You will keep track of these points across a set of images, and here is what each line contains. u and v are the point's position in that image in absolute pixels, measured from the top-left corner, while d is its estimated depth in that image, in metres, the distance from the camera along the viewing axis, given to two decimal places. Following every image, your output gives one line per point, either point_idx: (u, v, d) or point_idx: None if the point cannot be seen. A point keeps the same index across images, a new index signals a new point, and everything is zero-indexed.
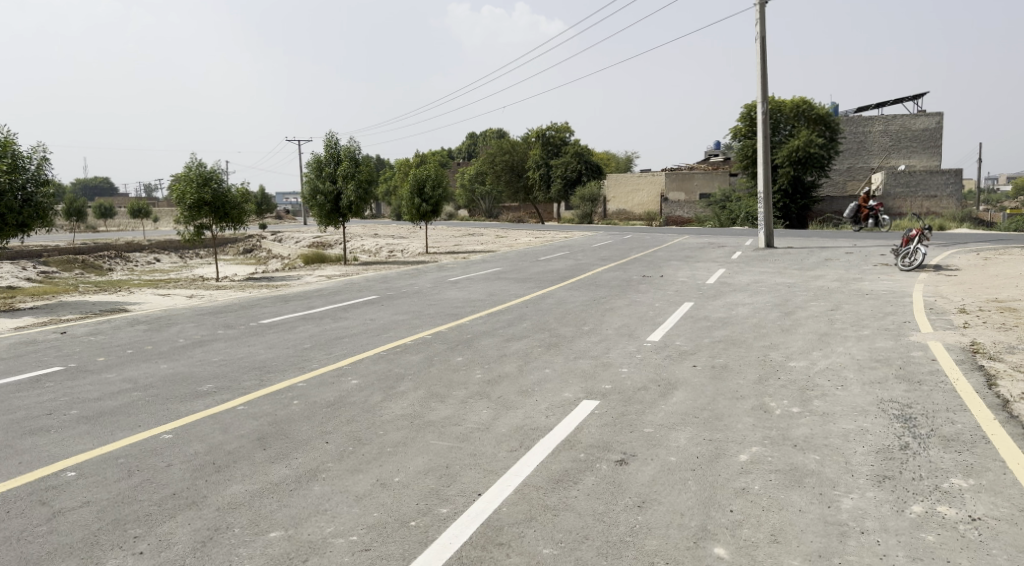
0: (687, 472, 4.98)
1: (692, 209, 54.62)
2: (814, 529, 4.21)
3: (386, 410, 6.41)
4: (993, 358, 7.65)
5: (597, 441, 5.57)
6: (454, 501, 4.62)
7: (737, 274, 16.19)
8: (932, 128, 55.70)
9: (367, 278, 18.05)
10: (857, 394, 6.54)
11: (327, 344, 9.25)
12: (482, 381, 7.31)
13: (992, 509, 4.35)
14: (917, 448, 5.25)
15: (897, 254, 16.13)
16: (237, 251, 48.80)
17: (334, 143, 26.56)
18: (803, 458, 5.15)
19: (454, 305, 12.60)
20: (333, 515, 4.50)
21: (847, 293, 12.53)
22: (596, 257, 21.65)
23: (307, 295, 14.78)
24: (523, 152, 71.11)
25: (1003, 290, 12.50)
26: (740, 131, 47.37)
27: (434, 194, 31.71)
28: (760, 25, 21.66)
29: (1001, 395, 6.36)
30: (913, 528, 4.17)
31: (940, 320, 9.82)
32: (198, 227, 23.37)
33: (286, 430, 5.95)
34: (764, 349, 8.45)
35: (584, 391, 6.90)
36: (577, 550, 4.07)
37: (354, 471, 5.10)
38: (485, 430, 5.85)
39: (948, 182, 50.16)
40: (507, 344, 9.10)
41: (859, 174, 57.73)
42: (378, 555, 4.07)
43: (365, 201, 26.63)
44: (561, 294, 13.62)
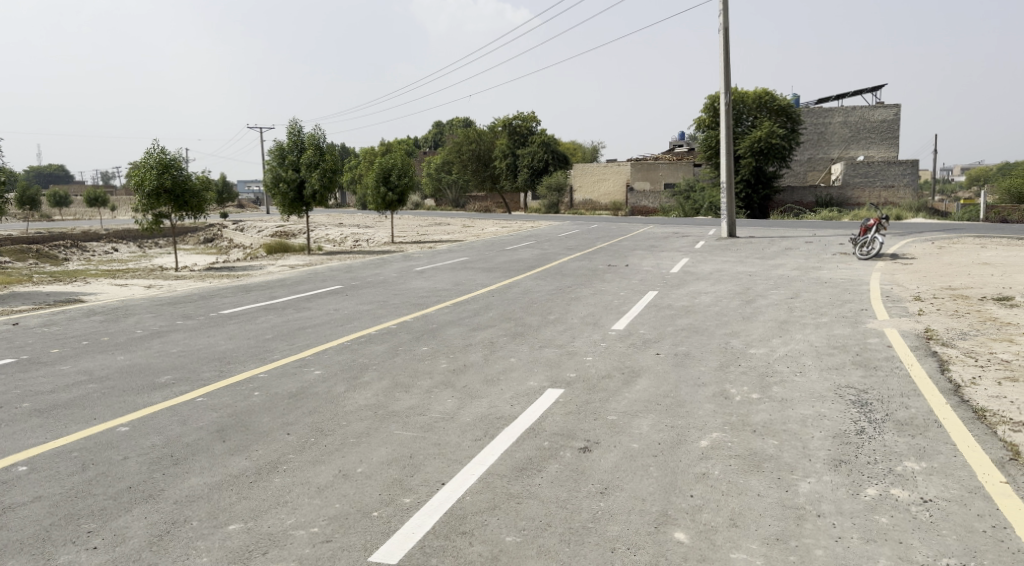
0: (649, 458, 5.02)
1: (656, 199, 55.14)
2: (772, 513, 4.28)
3: (349, 400, 6.35)
4: (946, 344, 7.85)
5: (561, 429, 5.60)
6: (417, 490, 4.60)
7: (700, 263, 16.43)
8: (890, 120, 56.85)
9: (332, 268, 17.85)
10: (815, 380, 6.67)
11: (290, 335, 9.13)
12: (447, 371, 7.28)
13: (943, 491, 4.47)
14: (872, 432, 5.37)
15: (855, 243, 16.41)
16: (197, 240, 47.87)
17: (298, 130, 26.17)
18: (762, 443, 5.23)
19: (420, 294, 12.55)
20: (294, 507, 4.44)
21: (806, 282, 12.76)
22: (562, 247, 21.70)
23: (269, 284, 14.56)
24: (490, 141, 70.04)
25: (957, 278, 12.80)
26: (704, 121, 47.94)
27: (400, 183, 31.41)
28: (723, 16, 21.82)
29: (953, 380, 6.52)
30: (867, 511, 4.26)
31: (896, 307, 10.08)
32: (157, 216, 22.87)
33: (245, 422, 5.87)
34: (726, 337, 8.56)
35: (549, 380, 6.92)
36: (540, 537, 4.08)
37: (315, 463, 5.04)
38: (449, 420, 5.83)
39: (905, 172, 51.31)
40: (472, 333, 9.08)
41: (819, 165, 58.59)
42: (339, 546, 4.03)
43: (329, 189, 26.24)
44: (528, 284, 13.67)
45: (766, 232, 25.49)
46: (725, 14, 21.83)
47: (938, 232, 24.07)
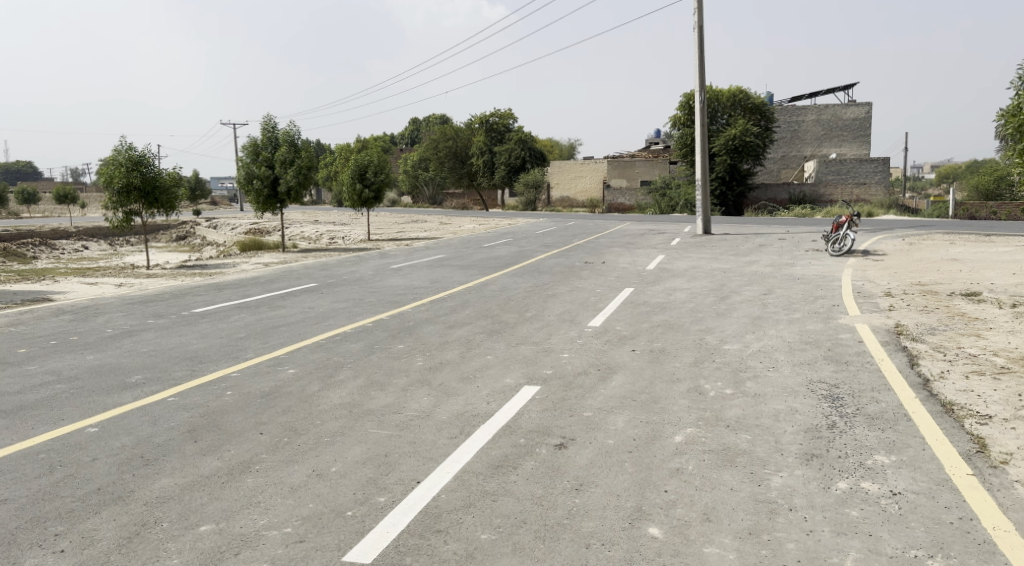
0: (624, 454, 5.05)
1: (633, 196, 55.38)
2: (745, 507, 4.31)
3: (324, 399, 6.30)
4: (916, 339, 7.98)
5: (537, 426, 5.60)
6: (392, 489, 4.58)
7: (676, 259, 16.55)
8: (861, 118, 57.35)
9: (307, 266, 17.73)
10: (787, 375, 6.75)
11: (263, 334, 9.04)
12: (423, 369, 7.26)
13: (912, 483, 4.54)
14: (843, 427, 5.44)
15: (827, 239, 16.62)
16: (170, 237, 47.26)
17: (272, 126, 25.91)
18: (735, 438, 5.27)
19: (397, 291, 12.50)
20: (266, 507, 4.40)
21: (779, 278, 12.90)
22: (540, 244, 21.76)
23: (242, 282, 14.41)
24: (467, 138, 69.80)
25: (926, 274, 13.01)
26: (680, 119, 48.30)
27: (376, 179, 31.25)
28: (698, 14, 21.98)
29: (923, 374, 6.64)
30: (838, 505, 4.31)
31: (867, 302, 10.23)
32: (127, 213, 22.51)
33: (218, 422, 5.80)
34: (701, 333, 8.63)
35: (526, 377, 6.92)
36: (515, 534, 4.07)
37: (289, 462, 4.99)
38: (425, 418, 5.81)
39: (876, 169, 51.74)
40: (450, 331, 9.06)
41: (793, 162, 59.51)
42: (313, 547, 3.99)
43: (304, 187, 26.03)
44: (505, 281, 13.67)
45: (732, 232, 24.29)
46: (700, 13, 21.97)
47: (910, 232, 22.78)
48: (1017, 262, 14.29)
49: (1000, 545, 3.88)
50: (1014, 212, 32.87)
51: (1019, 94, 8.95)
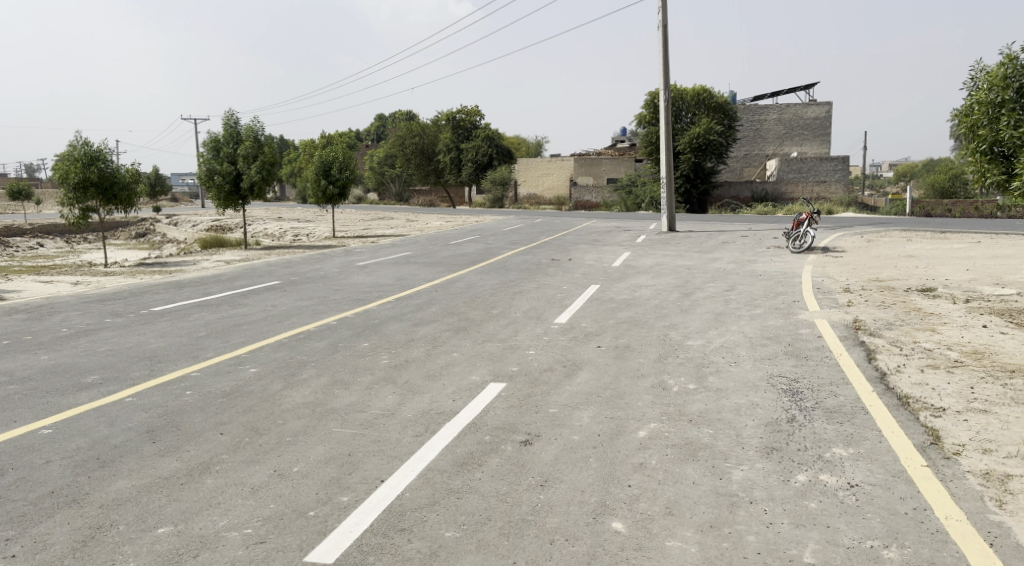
0: (589, 450, 5.07)
1: (599, 194, 55.70)
2: (706, 500, 4.37)
3: (286, 399, 6.22)
4: (873, 334, 8.16)
5: (502, 422, 5.60)
6: (355, 489, 4.54)
7: (641, 256, 16.69)
8: (821, 117, 58.49)
9: (270, 263, 17.50)
10: (749, 370, 6.85)
11: (225, 332, 8.90)
12: (388, 367, 7.22)
13: (869, 475, 4.64)
14: (802, 420, 5.54)
15: (788, 237, 16.88)
16: (129, 234, 46.22)
17: (234, 121, 25.48)
18: (697, 432, 5.34)
19: (362, 289, 12.39)
20: (227, 508, 4.33)
21: (742, 275, 13.07)
22: (507, 241, 21.82)
23: (203, 280, 14.15)
24: (433, 135, 69.49)
25: (884, 270, 13.29)
26: (646, 117, 48.65)
27: (341, 176, 30.94)
28: (662, 13, 22.16)
29: (879, 368, 6.80)
30: (797, 497, 4.39)
31: (827, 298, 10.42)
32: (83, 210, 21.95)
33: (177, 422, 5.69)
34: (665, 329, 8.71)
35: (491, 374, 6.92)
36: (479, 531, 4.07)
37: (249, 463, 4.92)
38: (390, 416, 5.77)
39: (836, 168, 52.21)
40: (415, 329, 9.01)
41: (755, 160, 60.37)
42: (274, 547, 3.94)
43: (267, 183, 25.68)
44: (471, 278, 13.64)
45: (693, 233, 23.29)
46: (665, 12, 22.16)
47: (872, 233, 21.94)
48: (969, 259, 14.68)
49: (952, 534, 3.98)
50: (967, 210, 33.71)
51: (971, 95, 9.22)
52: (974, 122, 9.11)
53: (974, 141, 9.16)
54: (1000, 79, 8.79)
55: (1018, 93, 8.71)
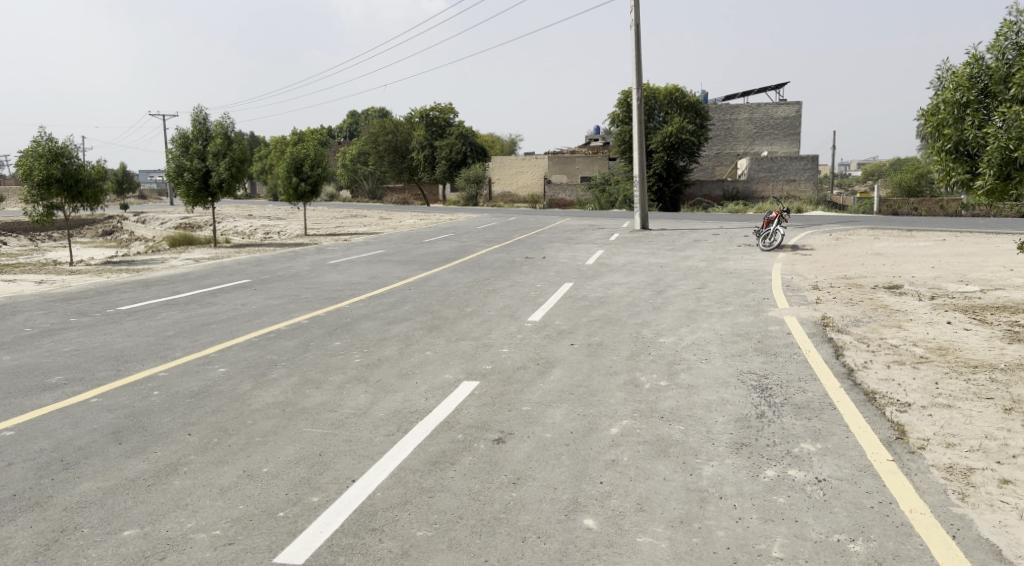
0: (562, 447, 5.09)
1: (573, 192, 55.88)
2: (677, 496, 4.40)
3: (256, 399, 6.14)
4: (841, 330, 8.29)
5: (475, 421, 5.59)
6: (325, 489, 4.50)
7: (614, 254, 16.79)
8: (791, 116, 59.28)
9: (241, 261, 17.29)
10: (719, 367, 6.92)
11: (194, 331, 8.78)
12: (360, 365, 7.17)
13: (836, 470, 4.71)
14: (771, 416, 5.60)
15: (758, 235, 17.09)
16: (96, 232, 45.32)
17: (203, 118, 25.11)
18: (669, 429, 5.38)
19: (334, 287, 12.30)
20: (194, 510, 4.27)
21: (713, 273, 13.20)
22: (480, 239, 21.80)
23: (172, 279, 13.92)
24: (406, 132, 69.17)
25: (852, 268, 13.51)
26: (619, 116, 48.86)
27: (313, 173, 30.67)
28: (635, 12, 22.27)
29: (847, 364, 6.91)
30: (766, 492, 4.44)
31: (796, 295, 10.56)
32: (47, 208, 21.47)
33: (144, 423, 5.60)
34: (637, 327, 8.76)
35: (464, 372, 6.91)
36: (451, 530, 4.06)
37: (218, 463, 4.85)
38: (362, 415, 5.74)
39: (805, 166, 52.89)
40: (388, 327, 8.96)
41: (727, 160, 60.96)
42: (242, 548, 3.90)
43: (237, 180, 25.36)
44: (444, 276, 13.60)
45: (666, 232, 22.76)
46: (636, 10, 22.25)
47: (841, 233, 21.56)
48: (934, 257, 14.95)
49: (917, 527, 4.05)
50: (933, 208, 34.37)
51: (938, 94, 9.40)
52: (940, 121, 9.28)
53: (941, 140, 9.36)
54: (965, 79, 8.97)
55: (982, 93, 8.91)
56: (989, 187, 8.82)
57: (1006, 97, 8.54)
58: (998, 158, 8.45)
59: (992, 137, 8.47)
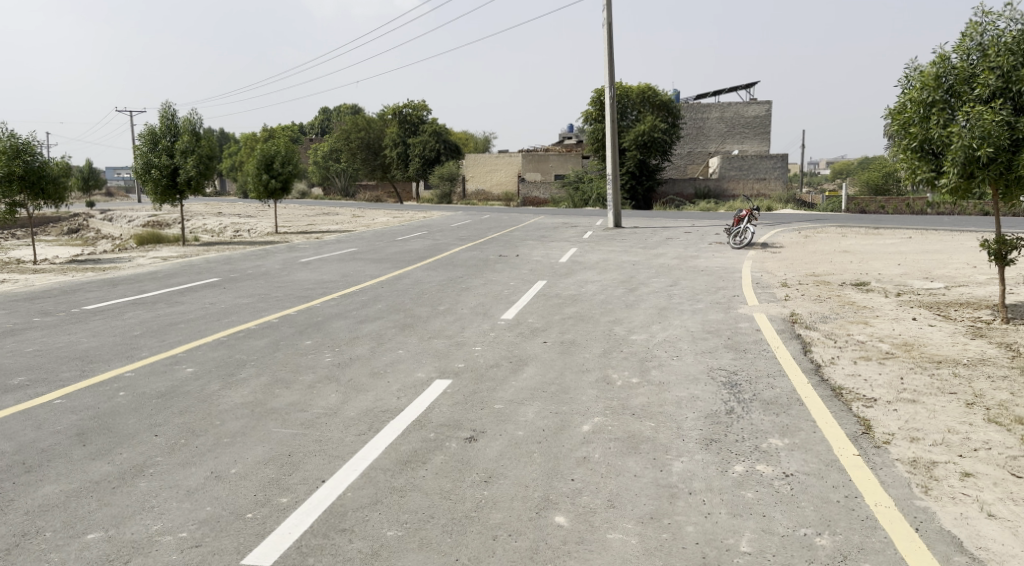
0: (534, 445, 5.10)
1: (547, 190, 55.95)
2: (647, 492, 4.44)
3: (224, 399, 6.06)
4: (809, 327, 8.41)
5: (447, 419, 5.58)
6: (295, 490, 4.46)
7: (587, 252, 16.85)
8: (762, 115, 60.00)
9: (210, 259, 17.04)
10: (690, 364, 6.98)
11: (161, 331, 8.65)
12: (331, 365, 7.12)
13: (803, 465, 4.78)
14: (740, 412, 5.67)
15: (729, 233, 17.27)
16: (61, 230, 44.40)
17: (171, 114, 24.73)
18: (639, 426, 5.41)
19: (305, 286, 12.19)
20: (161, 512, 4.21)
21: (685, 270, 13.31)
22: (454, 237, 21.78)
23: (139, 278, 13.68)
24: (380, 130, 68.69)
25: (820, 265, 13.72)
26: (591, 114, 49.05)
27: (284, 170, 30.36)
28: (608, 11, 22.37)
29: (814, 360, 7.02)
30: (734, 487, 4.49)
31: (765, 292, 10.70)
32: (9, 205, 20.98)
33: (109, 425, 5.49)
34: (610, 324, 8.80)
35: (437, 370, 6.90)
36: (422, 529, 4.05)
37: (185, 465, 4.79)
38: (332, 415, 5.69)
39: (775, 165, 53.59)
40: (360, 326, 8.91)
41: (699, 158, 61.49)
42: (209, 551, 3.85)
43: (206, 177, 25.01)
44: (418, 274, 13.55)
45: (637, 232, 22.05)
46: (608, 9, 22.36)
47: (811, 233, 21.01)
48: (900, 254, 15.21)
49: (881, 520, 4.13)
50: (899, 206, 35.04)
51: (904, 93, 9.49)
52: (906, 120, 9.41)
53: (906, 139, 9.44)
54: (931, 79, 9.07)
55: (947, 93, 9.06)
56: (952, 186, 9.07)
57: (969, 98, 8.83)
58: (962, 157, 8.72)
59: (956, 136, 8.73)
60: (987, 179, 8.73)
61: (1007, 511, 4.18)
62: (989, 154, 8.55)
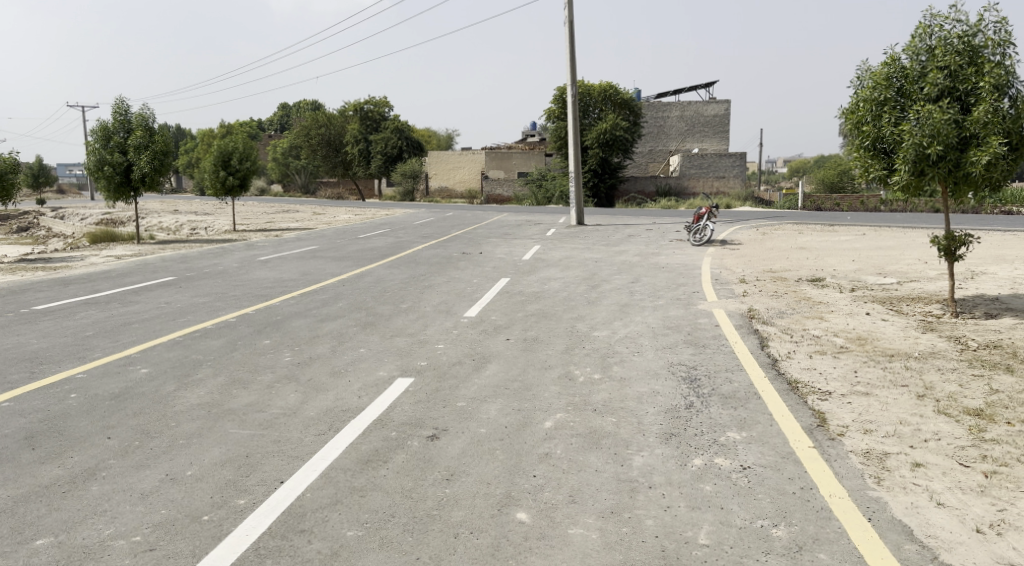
0: (495, 442, 5.10)
1: (511, 187, 56.01)
2: (608, 487, 4.47)
3: (180, 400, 5.94)
4: (766, 322, 8.56)
5: (409, 418, 5.55)
6: (253, 491, 4.40)
7: (550, 249, 16.92)
8: (721, 114, 60.86)
9: (166, 258, 16.67)
10: (651, 359, 7.06)
11: (115, 331, 8.43)
12: (290, 364, 7.02)
13: (760, 457, 4.87)
14: (699, 406, 5.75)
15: (690, 230, 17.49)
16: (9, 228, 42.98)
17: (124, 109, 24.12)
18: (601, 421, 5.45)
19: (264, 285, 12.00)
20: (114, 516, 4.11)
21: (646, 267, 13.44)
22: (416, 234, 21.62)
23: (91, 277, 13.31)
24: (341, 126, 67.91)
25: (777, 262, 13.96)
26: (554, 113, 49.20)
27: (242, 167, 29.83)
28: (568, 9, 22.47)
29: (771, 354, 7.14)
30: (693, 480, 4.55)
31: (724, 289, 10.86)
32: None
33: (59, 427, 5.34)
34: (572, 321, 8.84)
35: (399, 369, 6.86)
36: (382, 529, 4.02)
37: (139, 467, 4.68)
38: (291, 415, 5.62)
39: (734, 163, 54.41)
40: (320, 324, 8.80)
41: (659, 157, 62.10)
42: (164, 554, 3.77)
43: (161, 173, 24.47)
44: (380, 272, 13.44)
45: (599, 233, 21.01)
46: (569, 8, 22.44)
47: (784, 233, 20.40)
48: (854, 251, 15.54)
49: (836, 511, 4.22)
50: (853, 204, 35.84)
51: (856, 93, 9.70)
52: (859, 119, 9.59)
53: (859, 138, 9.64)
54: (883, 79, 9.29)
55: (897, 93, 9.30)
56: (904, 183, 9.30)
57: (919, 97, 9.07)
58: (913, 154, 8.94)
59: (908, 134, 8.95)
60: (937, 177, 8.98)
61: (955, 499, 4.31)
62: (939, 152, 8.78)
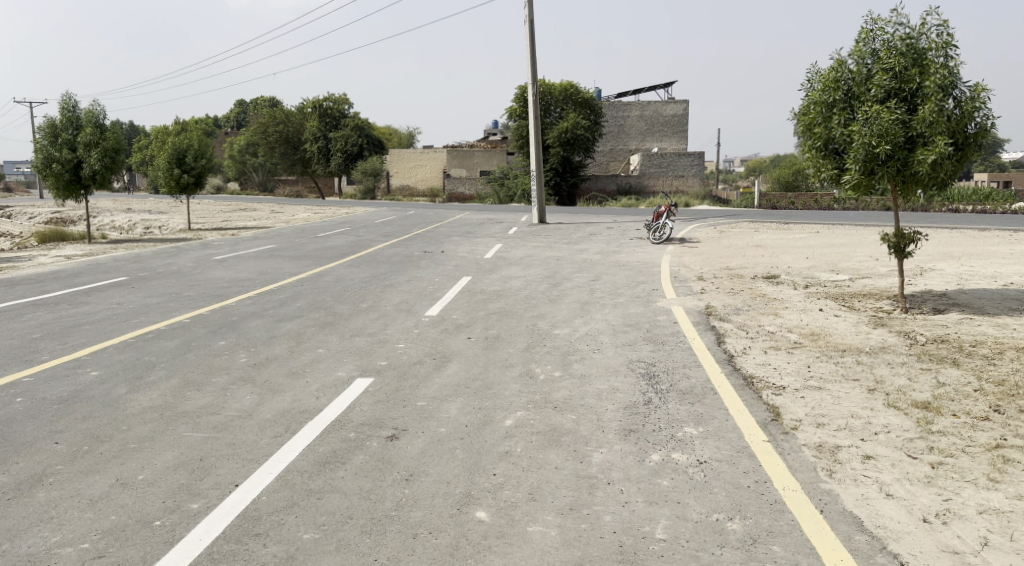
0: (455, 441, 5.08)
1: (472, 185, 55.85)
2: (567, 484, 4.50)
3: (132, 403, 5.81)
4: (723, 319, 8.70)
5: (368, 418, 5.51)
6: (206, 495, 4.32)
7: (511, 248, 16.93)
8: (680, 114, 61.64)
9: (118, 258, 16.26)
10: (610, 356, 7.12)
11: (63, 333, 8.19)
12: (247, 365, 6.91)
13: (716, 452, 4.95)
14: (658, 402, 5.82)
15: (649, 229, 17.68)
16: None
17: (72, 105, 23.46)
18: (561, 418, 5.49)
19: (220, 284, 11.79)
20: (60, 523, 4.00)
21: (606, 265, 13.53)
22: (377, 234, 21.50)
23: (38, 278, 12.89)
24: (300, 123, 66.95)
25: (734, 259, 14.17)
26: (515, 112, 49.24)
27: (197, 164, 29.24)
28: (529, 8, 22.51)
29: (728, 350, 7.27)
30: (651, 476, 4.61)
31: (683, 286, 10.99)
32: None
33: (3, 433, 5.17)
34: (533, 319, 8.87)
35: (358, 369, 6.81)
36: (340, 531, 3.98)
37: (88, 473, 4.56)
38: (248, 417, 5.53)
39: (693, 163, 55.11)
40: (279, 325, 8.69)
41: (619, 156, 62.60)
42: (114, 561, 3.69)
43: (111, 171, 23.85)
44: (339, 271, 13.31)
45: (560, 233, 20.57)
46: (529, 7, 22.48)
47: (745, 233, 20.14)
48: (809, 249, 15.86)
49: (789, 504, 4.31)
50: (808, 203, 36.58)
51: (807, 95, 9.91)
52: (811, 120, 9.81)
53: (810, 139, 9.85)
54: (831, 81, 9.52)
55: (846, 94, 9.53)
56: (855, 182, 9.52)
57: (866, 98, 9.31)
58: (863, 154, 9.17)
59: (857, 135, 9.18)
60: (886, 175, 9.22)
61: (903, 490, 4.43)
62: (887, 151, 9.03)
